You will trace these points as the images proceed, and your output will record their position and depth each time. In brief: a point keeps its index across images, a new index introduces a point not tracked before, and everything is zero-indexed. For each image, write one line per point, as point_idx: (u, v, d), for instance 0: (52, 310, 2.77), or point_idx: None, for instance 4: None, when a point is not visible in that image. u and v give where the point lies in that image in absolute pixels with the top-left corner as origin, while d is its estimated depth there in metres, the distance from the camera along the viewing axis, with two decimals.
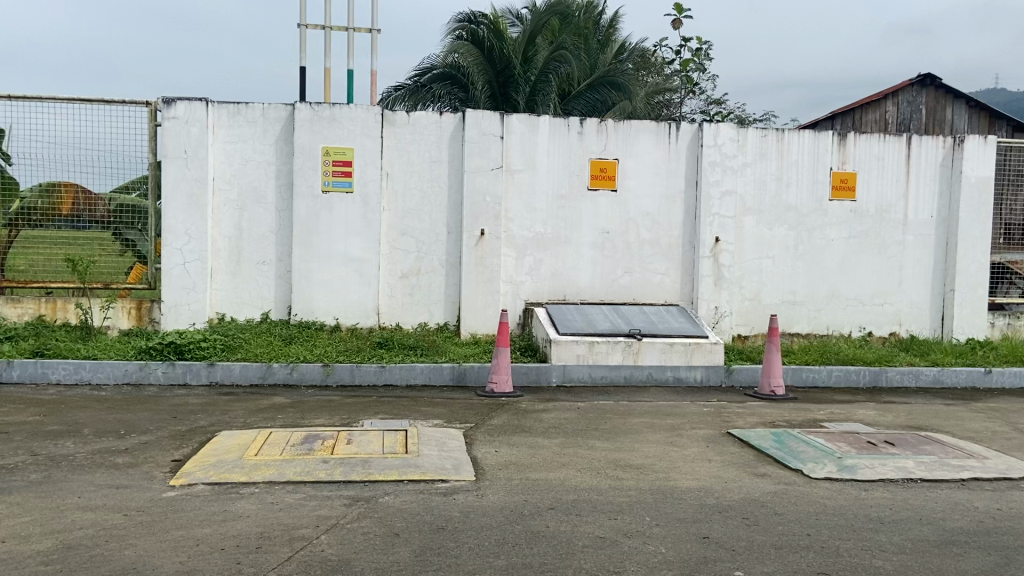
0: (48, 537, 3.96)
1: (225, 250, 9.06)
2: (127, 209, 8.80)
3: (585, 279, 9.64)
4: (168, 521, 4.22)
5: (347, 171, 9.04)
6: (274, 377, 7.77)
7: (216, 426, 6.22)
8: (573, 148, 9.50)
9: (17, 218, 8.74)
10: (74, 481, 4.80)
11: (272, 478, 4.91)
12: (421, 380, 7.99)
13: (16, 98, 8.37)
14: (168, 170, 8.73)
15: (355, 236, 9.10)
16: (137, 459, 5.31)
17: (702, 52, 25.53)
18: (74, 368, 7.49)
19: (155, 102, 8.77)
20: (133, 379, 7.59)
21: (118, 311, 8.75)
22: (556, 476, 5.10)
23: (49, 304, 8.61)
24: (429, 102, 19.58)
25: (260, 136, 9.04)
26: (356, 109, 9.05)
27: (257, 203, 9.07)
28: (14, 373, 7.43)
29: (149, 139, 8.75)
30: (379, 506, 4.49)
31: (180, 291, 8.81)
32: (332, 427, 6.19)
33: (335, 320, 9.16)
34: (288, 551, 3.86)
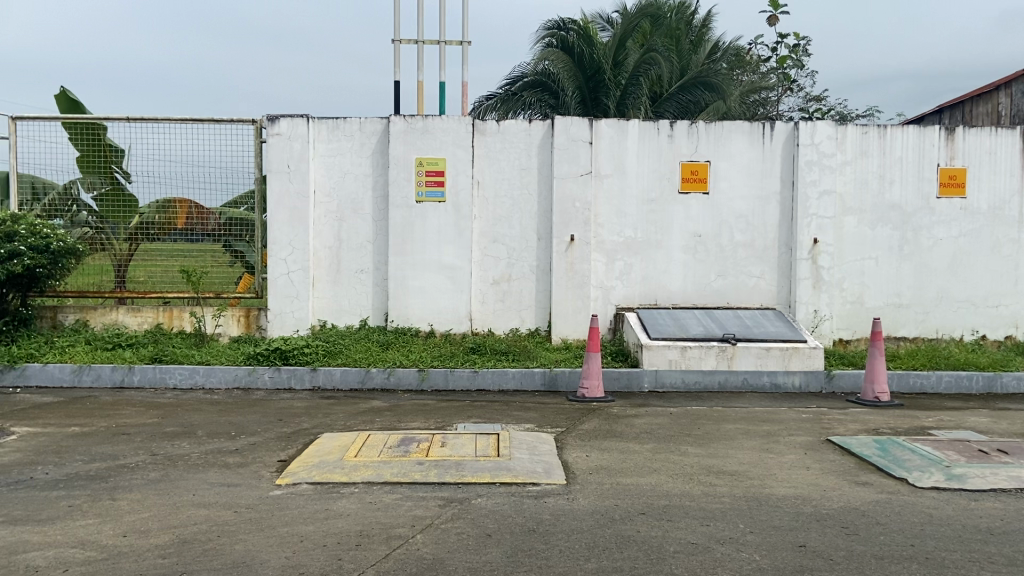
0: (167, 532, 4.26)
1: (326, 260, 9.42)
2: (236, 222, 9.32)
3: (677, 283, 9.53)
4: (275, 518, 4.46)
5: (440, 181, 9.28)
6: (372, 382, 8.05)
7: (318, 428, 6.50)
8: (663, 151, 9.42)
9: (136, 233, 9.34)
10: (188, 480, 5.12)
11: (371, 479, 5.10)
12: (513, 385, 8.10)
13: (136, 119, 8.98)
14: (272, 184, 9.17)
15: (448, 244, 9.32)
16: (246, 459, 5.61)
17: (799, 49, 24.81)
18: (188, 373, 7.97)
19: (260, 119, 9.22)
20: (242, 384, 8.01)
21: (228, 319, 9.25)
22: (648, 482, 5.09)
23: (166, 312, 9.21)
24: (521, 110, 19.80)
25: (357, 150, 9.38)
26: (448, 120, 9.28)
27: (355, 214, 9.41)
28: (135, 377, 7.96)
29: (255, 155, 9.22)
30: (472, 507, 4.60)
31: (284, 298, 9.22)
32: (427, 430, 6.36)
33: (430, 326, 9.39)
34: (385, 549, 4.00)
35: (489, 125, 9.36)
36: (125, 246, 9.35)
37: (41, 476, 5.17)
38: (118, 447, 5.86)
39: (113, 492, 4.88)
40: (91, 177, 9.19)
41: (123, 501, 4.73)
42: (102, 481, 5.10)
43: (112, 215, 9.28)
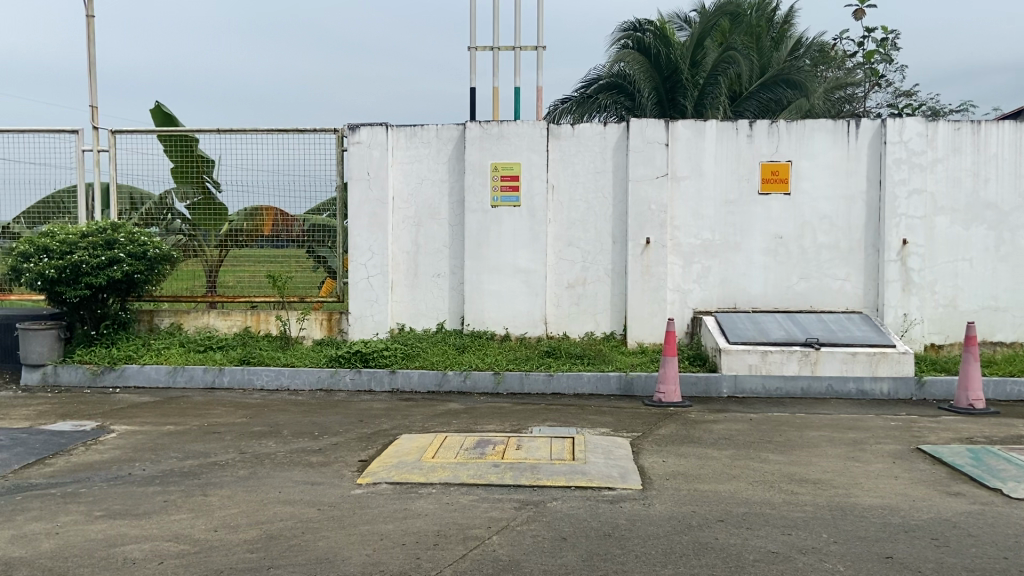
0: (255, 527, 4.43)
1: (404, 264, 9.61)
2: (319, 228, 9.58)
3: (757, 286, 9.33)
4: (356, 516, 4.58)
5: (515, 186, 9.34)
6: (449, 384, 8.17)
7: (398, 430, 6.64)
8: (742, 152, 9.24)
9: (226, 239, 9.69)
10: (274, 477, 5.31)
11: (448, 479, 5.19)
12: (588, 389, 8.09)
13: (225, 131, 9.37)
14: (353, 191, 9.42)
15: (523, 248, 9.38)
16: (328, 458, 5.78)
17: (888, 43, 23.90)
18: (274, 374, 8.28)
19: (342, 129, 9.49)
20: (324, 385, 8.25)
21: (312, 323, 9.55)
22: (726, 489, 5.00)
23: (254, 316, 9.54)
24: (596, 113, 19.72)
25: (434, 156, 9.54)
26: (524, 125, 9.33)
27: (432, 219, 9.57)
28: (225, 378, 8.30)
29: (337, 163, 9.48)
30: (548, 510, 4.62)
31: (365, 302, 9.46)
32: (503, 433, 6.42)
33: (505, 330, 9.46)
34: (462, 549, 4.06)
35: (564, 129, 9.38)
36: (216, 252, 9.73)
37: (139, 472, 5.45)
38: (208, 445, 6.13)
39: (205, 488, 5.10)
40: (184, 187, 9.60)
41: (215, 496, 4.94)
42: (194, 477, 5.34)
43: (204, 223, 9.67)
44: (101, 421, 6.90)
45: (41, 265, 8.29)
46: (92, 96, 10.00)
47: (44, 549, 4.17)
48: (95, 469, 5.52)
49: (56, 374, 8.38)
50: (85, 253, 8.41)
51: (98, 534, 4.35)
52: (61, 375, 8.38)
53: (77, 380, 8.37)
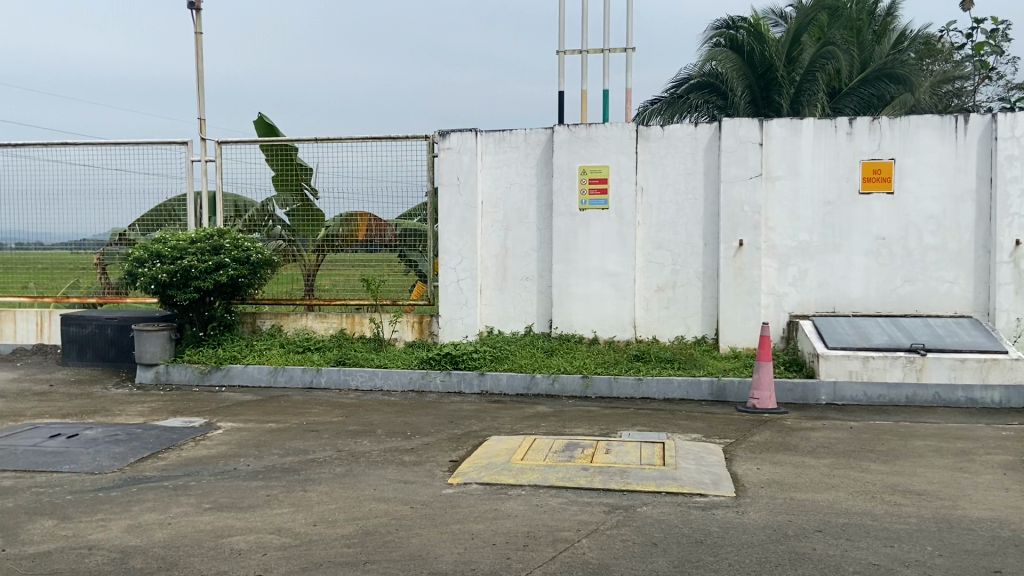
0: (351, 523, 4.58)
1: (493, 268, 9.71)
2: (410, 233, 9.80)
3: (857, 289, 8.98)
4: (447, 515, 4.67)
5: (604, 189, 9.30)
6: (538, 387, 8.21)
7: (487, 431, 6.72)
8: (841, 150, 8.92)
9: (322, 244, 10.03)
10: (369, 475, 5.47)
11: (538, 482, 5.22)
12: (679, 394, 7.98)
13: (322, 140, 9.71)
14: (443, 196, 9.59)
15: (611, 251, 9.33)
16: (420, 458, 5.91)
17: (998, 33, 22.54)
18: (368, 376, 8.52)
19: (433, 135, 9.67)
20: (416, 387, 8.44)
21: (404, 325, 9.79)
22: (824, 498, 4.84)
23: (349, 318, 9.83)
24: (687, 113, 19.38)
25: (523, 160, 9.61)
26: (612, 127, 9.29)
27: (521, 223, 9.64)
28: (322, 378, 8.60)
29: (428, 169, 9.67)
30: (638, 515, 4.59)
31: (455, 306, 9.62)
32: (592, 437, 6.40)
33: (594, 333, 9.43)
34: (552, 551, 4.09)
35: (654, 131, 9.29)
36: (313, 256, 10.09)
37: (243, 467, 5.71)
38: (307, 443, 6.36)
39: (304, 484, 5.30)
40: (285, 194, 9.98)
41: (313, 492, 5.14)
42: (294, 473, 5.56)
43: (302, 229, 10.03)
44: (208, 418, 7.26)
45: (154, 270, 8.80)
46: (200, 108, 10.54)
47: (158, 538, 4.43)
48: (203, 464, 5.82)
49: (167, 372, 8.87)
50: (194, 258, 8.88)
51: (207, 525, 4.59)
52: (172, 374, 8.86)
53: (186, 378, 8.83)
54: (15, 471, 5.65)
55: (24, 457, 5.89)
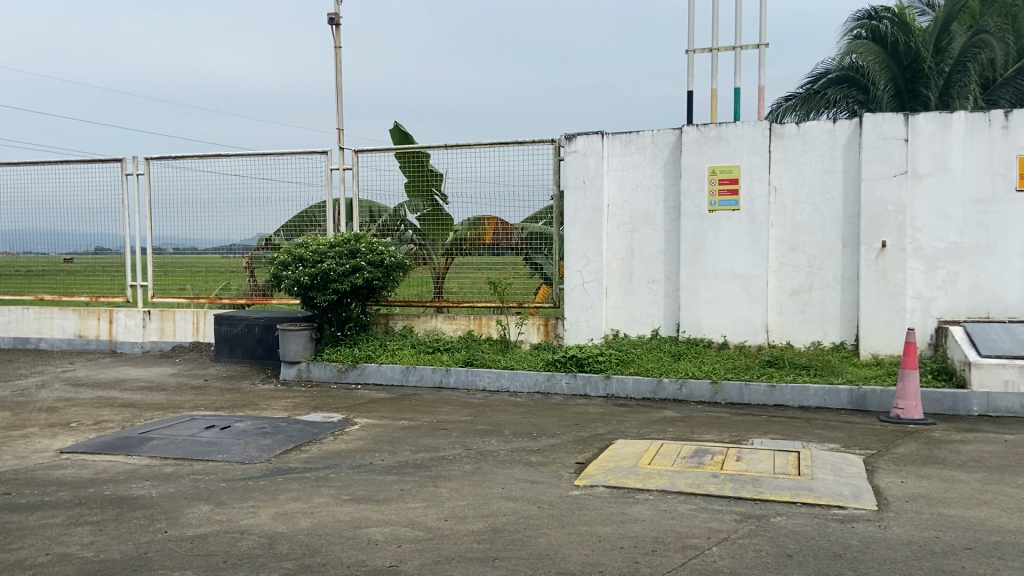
0: (481, 519, 4.69)
1: (618, 270, 9.66)
2: (536, 236, 9.92)
3: (1014, 293, 8.33)
4: (575, 516, 4.70)
5: (734, 189, 9.06)
6: (665, 392, 8.11)
7: (614, 434, 6.70)
8: (996, 145, 8.31)
9: (451, 248, 10.30)
10: (497, 474, 5.58)
11: (666, 487, 5.16)
12: (814, 402, 7.67)
13: (451, 146, 9.99)
14: (570, 199, 9.63)
15: (742, 253, 9.07)
16: (547, 459, 5.97)
17: None
18: (495, 376, 8.69)
19: (559, 139, 9.73)
20: (542, 388, 8.53)
21: (529, 327, 9.90)
22: (976, 515, 4.53)
23: (476, 320, 10.06)
24: (823, 109, 18.56)
25: (650, 162, 9.51)
26: (744, 126, 9.03)
27: (648, 225, 9.54)
28: (451, 378, 8.84)
29: (555, 172, 9.74)
30: (771, 525, 4.45)
31: (581, 308, 9.63)
32: (722, 443, 6.26)
33: (724, 337, 9.20)
34: (681, 557, 4.03)
35: (788, 128, 8.97)
36: (442, 259, 10.37)
37: (378, 462, 5.97)
38: (438, 441, 6.56)
39: (435, 480, 5.48)
40: (416, 200, 10.32)
41: (444, 488, 5.30)
42: (426, 469, 5.75)
43: (432, 233, 10.34)
44: (346, 414, 7.63)
45: (297, 273, 9.33)
46: (339, 119, 11.08)
47: (302, 526, 4.70)
48: (341, 457, 6.12)
49: (308, 370, 9.38)
50: (333, 262, 9.34)
51: (346, 516, 4.83)
52: (312, 372, 9.36)
53: (326, 376, 9.31)
54: (176, 458, 6.15)
55: (183, 446, 6.40)
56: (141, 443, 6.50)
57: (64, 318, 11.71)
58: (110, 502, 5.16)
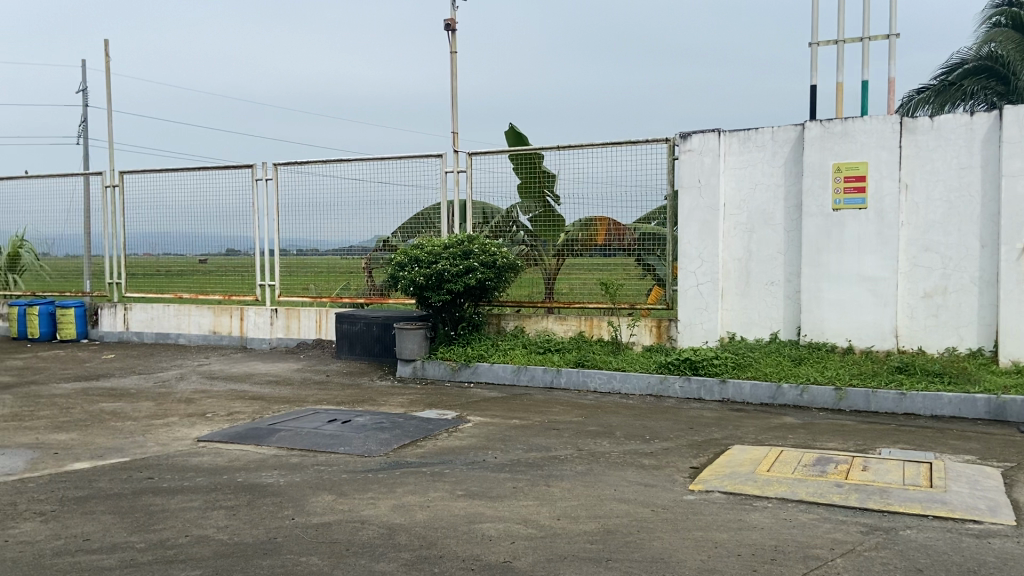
0: (593, 520, 4.68)
1: (735, 272, 9.40)
2: (649, 237, 9.81)
3: None
4: (690, 521, 4.62)
5: (860, 187, 8.64)
6: (784, 398, 7.86)
7: (730, 439, 6.54)
8: None
9: (562, 249, 10.32)
10: (610, 475, 5.56)
11: (785, 495, 4.99)
12: (948, 412, 7.23)
13: (563, 147, 10.02)
14: (684, 199, 9.45)
15: (869, 253, 8.65)
16: (660, 461, 5.89)
17: None
18: (607, 378, 8.65)
19: (674, 138, 9.58)
20: (654, 391, 8.43)
21: (642, 329, 9.80)
22: None
23: (588, 321, 10.04)
24: (961, 101, 17.30)
25: (770, 159, 9.21)
26: (871, 120, 8.60)
27: (766, 225, 9.24)
28: (562, 379, 8.87)
29: (669, 172, 9.60)
30: (899, 538, 4.23)
31: (695, 310, 9.45)
32: (846, 452, 5.99)
33: (848, 342, 8.80)
34: (802, 567, 3.90)
35: (920, 122, 8.49)
36: (554, 260, 10.40)
37: (491, 459, 6.06)
38: (549, 440, 6.60)
39: (548, 479, 5.51)
40: (528, 201, 10.39)
41: (556, 487, 5.32)
42: (538, 468, 5.80)
43: (544, 234, 10.37)
44: (460, 411, 7.79)
45: (413, 273, 9.60)
46: (454, 122, 11.32)
47: (419, 518, 4.84)
48: (455, 453, 6.25)
49: (423, 368, 9.63)
50: (447, 263, 9.54)
51: (461, 511, 4.94)
52: (427, 370, 9.60)
53: (440, 374, 9.53)
54: (301, 450, 6.46)
55: (308, 438, 6.71)
56: (270, 434, 6.86)
57: (200, 315, 12.55)
58: (242, 489, 5.47)
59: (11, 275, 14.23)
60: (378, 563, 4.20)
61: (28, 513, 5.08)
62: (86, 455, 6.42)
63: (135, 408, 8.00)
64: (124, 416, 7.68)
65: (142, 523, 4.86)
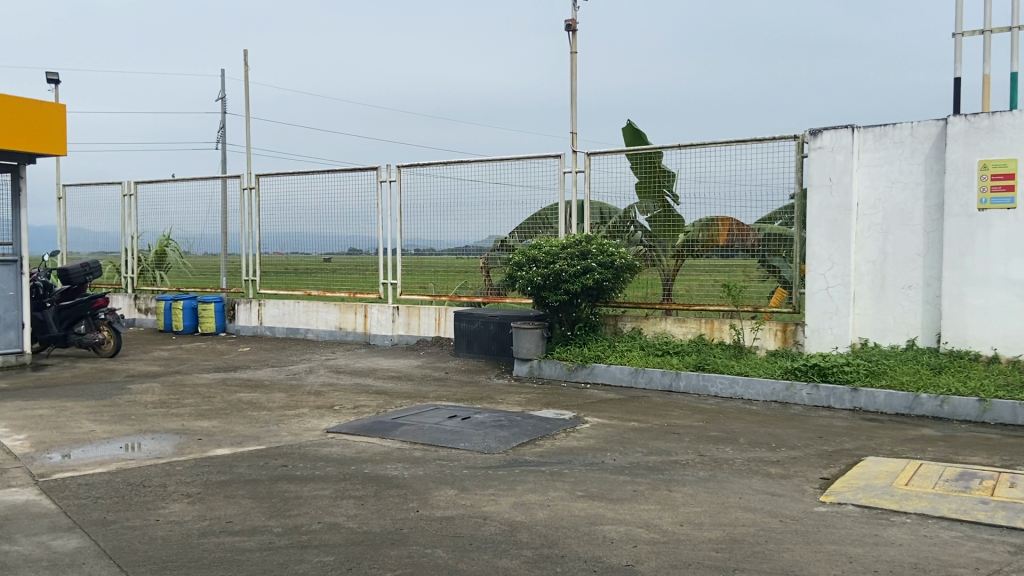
0: (718, 528, 4.57)
1: (868, 275, 8.94)
2: (774, 237, 9.47)
3: None
4: (822, 534, 4.44)
5: (1010, 185, 8.05)
6: (922, 408, 7.42)
7: (862, 450, 6.24)
8: None
9: (681, 249, 10.12)
10: (734, 483, 5.41)
11: (925, 511, 4.71)
12: None
13: (685, 146, 9.85)
14: (814, 197, 9.07)
15: (1018, 256, 8.06)
16: (788, 471, 5.69)
17: None
18: (729, 383, 8.43)
19: (803, 135, 9.21)
20: (779, 398, 8.15)
21: (766, 333, 9.49)
22: None
23: (708, 324, 9.82)
24: None
25: (907, 156, 8.71)
26: (1022, 114, 8.01)
27: (903, 225, 8.75)
28: (681, 383, 8.72)
29: (797, 170, 9.25)
30: None
31: (823, 314, 9.06)
32: (992, 467, 5.59)
33: (994, 350, 8.23)
34: None
35: None
36: (672, 261, 10.22)
37: (610, 461, 6.02)
38: (670, 444, 6.49)
39: (669, 484, 5.43)
40: (646, 201, 10.24)
41: (679, 493, 5.23)
42: (659, 472, 5.72)
43: (662, 234, 10.20)
44: (577, 412, 7.78)
45: (531, 273, 9.68)
46: (573, 122, 11.30)
47: (540, 517, 4.87)
48: (574, 454, 6.25)
49: (540, 368, 9.69)
50: (565, 263, 9.56)
51: (581, 512, 4.93)
52: (543, 369, 9.66)
53: (557, 373, 9.55)
54: (423, 444, 6.63)
55: (429, 433, 6.87)
56: (394, 428, 7.07)
57: (327, 312, 13.12)
58: (369, 480, 5.67)
59: (158, 273, 15.29)
60: (501, 559, 4.25)
61: (177, 494, 5.45)
62: (227, 441, 6.82)
63: (270, 399, 8.44)
64: (260, 406, 8.12)
65: (278, 508, 5.12)
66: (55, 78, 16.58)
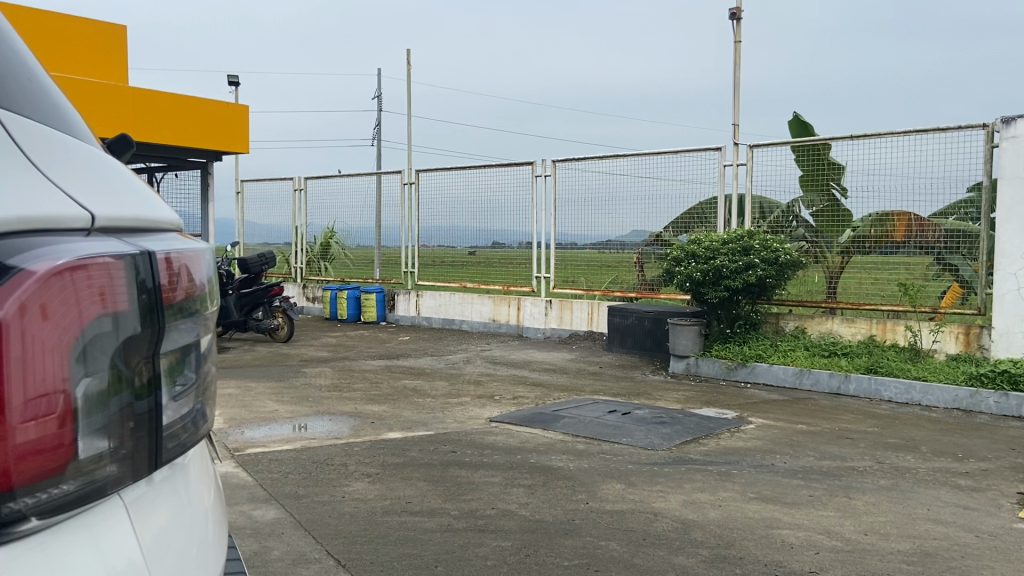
0: (907, 540, 4.35)
1: None
2: (957, 234, 8.87)
3: None
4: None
5: None
6: None
7: None
8: None
9: (849, 246, 9.69)
10: (920, 493, 5.12)
11: None
12: None
13: (857, 138, 9.35)
14: (1005, 190, 8.33)
15: None
16: (980, 484, 5.32)
17: None
18: (905, 388, 7.96)
19: (994, 122, 8.53)
20: (963, 406, 7.62)
21: (946, 336, 8.85)
22: None
23: (880, 325, 9.29)
24: None
25: None
26: None
27: None
28: (851, 386, 8.34)
29: (986, 161, 8.60)
30: None
31: (1014, 317, 8.30)
32: None
33: None
34: None
35: None
36: (837, 258, 9.80)
37: (781, 464, 5.85)
38: (845, 450, 6.21)
39: (848, 491, 5.21)
40: (811, 194, 9.84)
41: (859, 500, 5.01)
42: (835, 478, 5.49)
43: (827, 230, 9.80)
44: (740, 412, 7.59)
45: (690, 269, 9.52)
46: (735, 114, 10.99)
47: (713, 517, 4.80)
48: (741, 454, 6.12)
49: (697, 365, 9.53)
50: (726, 259, 9.35)
51: (756, 514, 4.82)
52: (701, 367, 9.48)
53: (714, 372, 9.37)
54: (586, 437, 6.69)
55: (591, 426, 6.93)
56: (554, 420, 7.18)
57: (482, 304, 13.43)
58: (536, 470, 5.80)
59: (323, 263, 16.24)
60: (677, 556, 4.24)
61: (358, 473, 5.79)
62: (398, 426, 7.17)
63: (433, 387, 8.78)
64: (425, 393, 8.47)
65: (453, 492, 5.34)
66: (236, 83, 17.95)
